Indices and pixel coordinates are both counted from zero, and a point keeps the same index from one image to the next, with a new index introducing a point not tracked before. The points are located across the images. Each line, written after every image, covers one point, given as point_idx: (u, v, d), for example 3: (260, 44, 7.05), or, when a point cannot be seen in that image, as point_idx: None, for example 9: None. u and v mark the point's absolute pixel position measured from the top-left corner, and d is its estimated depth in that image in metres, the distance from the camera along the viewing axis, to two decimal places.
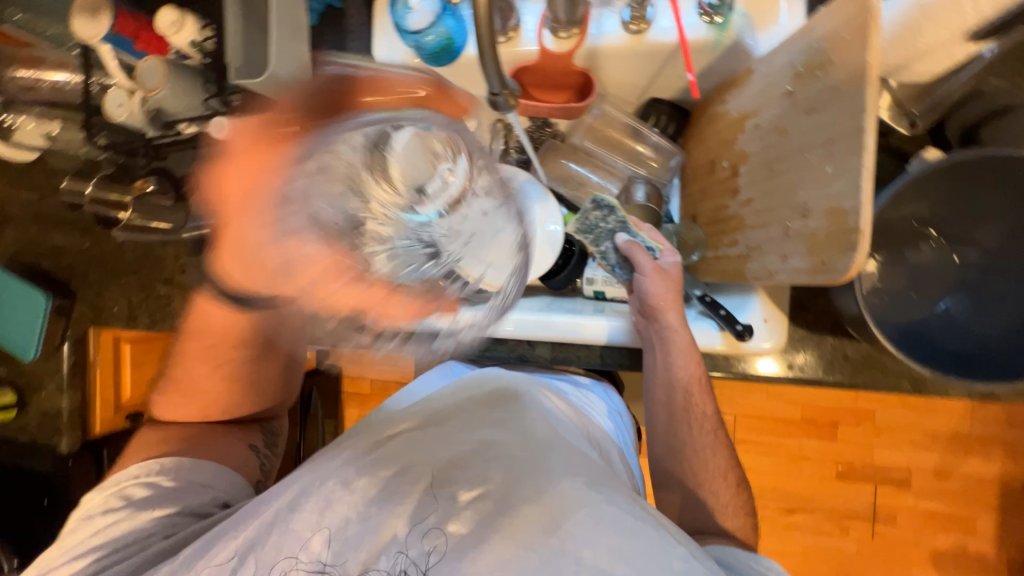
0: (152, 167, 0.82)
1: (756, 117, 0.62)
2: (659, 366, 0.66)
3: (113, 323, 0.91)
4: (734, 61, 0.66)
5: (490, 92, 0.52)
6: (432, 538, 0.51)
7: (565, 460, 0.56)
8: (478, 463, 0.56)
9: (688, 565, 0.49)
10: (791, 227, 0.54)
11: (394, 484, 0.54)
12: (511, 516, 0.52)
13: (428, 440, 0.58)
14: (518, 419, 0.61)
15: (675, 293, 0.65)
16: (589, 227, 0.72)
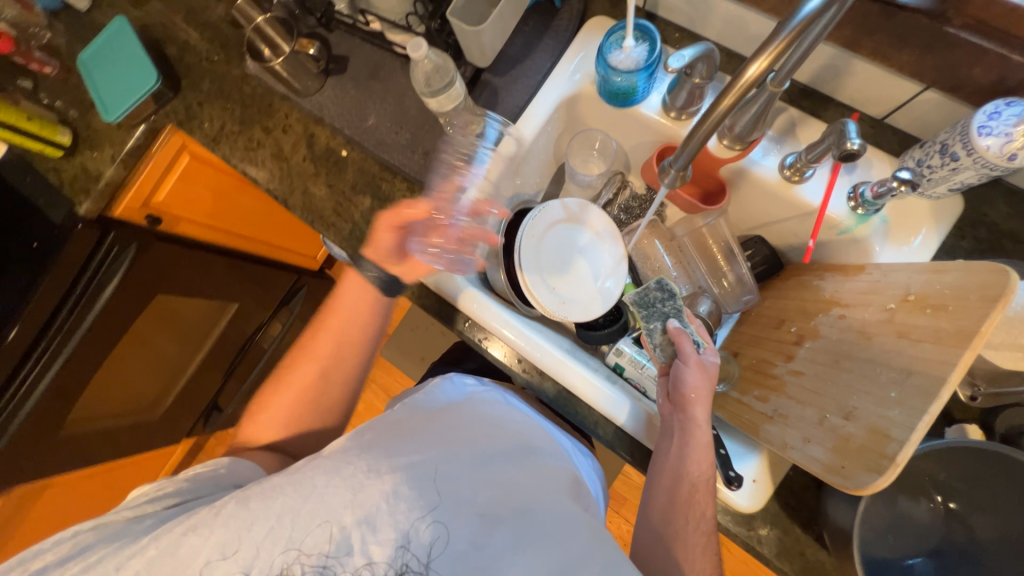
0: (316, 31, 0.86)
1: (845, 309, 0.65)
2: (674, 452, 0.65)
3: (196, 135, 0.92)
4: (851, 252, 0.70)
5: (669, 163, 0.58)
6: (433, 532, 0.57)
7: (575, 512, 0.63)
8: (485, 481, 0.63)
9: None
10: (828, 420, 0.56)
11: (406, 487, 0.59)
12: (528, 551, 0.58)
13: (449, 463, 0.63)
14: (538, 475, 0.66)
15: (707, 390, 0.66)
16: (646, 303, 0.76)
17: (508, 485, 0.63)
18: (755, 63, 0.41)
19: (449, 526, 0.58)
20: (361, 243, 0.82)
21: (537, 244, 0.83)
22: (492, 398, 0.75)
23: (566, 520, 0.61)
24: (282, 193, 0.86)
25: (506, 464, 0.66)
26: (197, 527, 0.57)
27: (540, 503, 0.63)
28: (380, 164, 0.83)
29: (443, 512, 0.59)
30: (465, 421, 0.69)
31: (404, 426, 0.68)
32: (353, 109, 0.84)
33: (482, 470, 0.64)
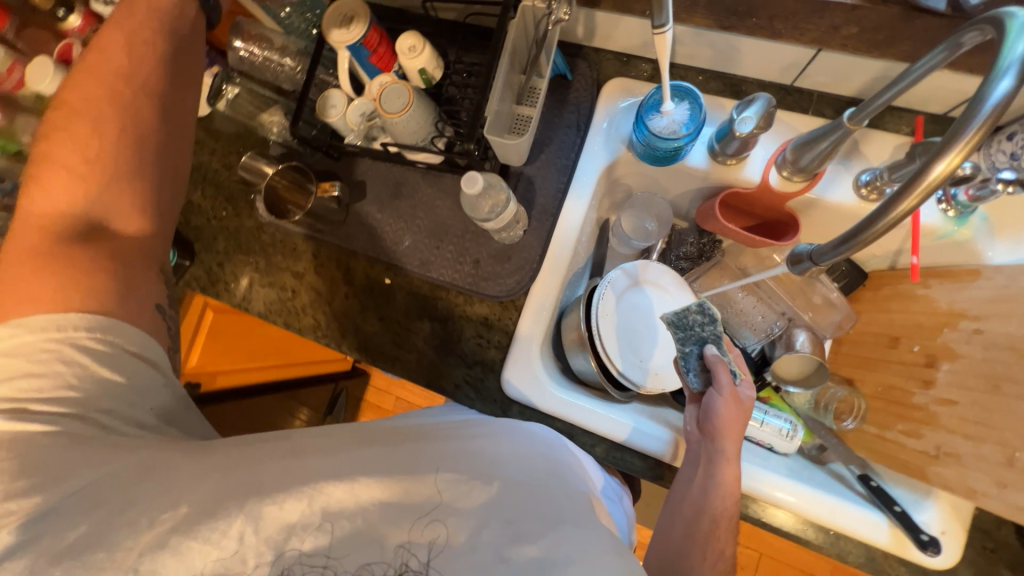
0: (326, 163, 0.83)
1: (978, 322, 0.60)
2: (698, 475, 0.58)
3: (224, 297, 0.87)
4: (954, 255, 0.66)
5: (808, 256, 0.47)
6: (432, 532, 0.45)
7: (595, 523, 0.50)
8: (499, 476, 0.51)
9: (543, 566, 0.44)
10: (1019, 459, 0.52)
11: (403, 483, 0.48)
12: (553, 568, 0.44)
13: (466, 477, 0.50)
14: (567, 492, 0.54)
15: (741, 424, 0.59)
16: (683, 324, 0.68)
17: (524, 486, 0.51)
18: (943, 163, 0.36)
19: (453, 525, 0.46)
20: (433, 371, 0.76)
21: (614, 321, 0.77)
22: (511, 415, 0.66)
23: (589, 537, 0.48)
24: (332, 337, 0.81)
25: (523, 476, 0.52)
26: (224, 503, 0.45)
27: (566, 514, 0.49)
28: (429, 283, 0.78)
29: (465, 515, 0.47)
30: (477, 429, 0.59)
31: (415, 436, 0.57)
32: (386, 233, 0.80)
33: (495, 482, 0.50)
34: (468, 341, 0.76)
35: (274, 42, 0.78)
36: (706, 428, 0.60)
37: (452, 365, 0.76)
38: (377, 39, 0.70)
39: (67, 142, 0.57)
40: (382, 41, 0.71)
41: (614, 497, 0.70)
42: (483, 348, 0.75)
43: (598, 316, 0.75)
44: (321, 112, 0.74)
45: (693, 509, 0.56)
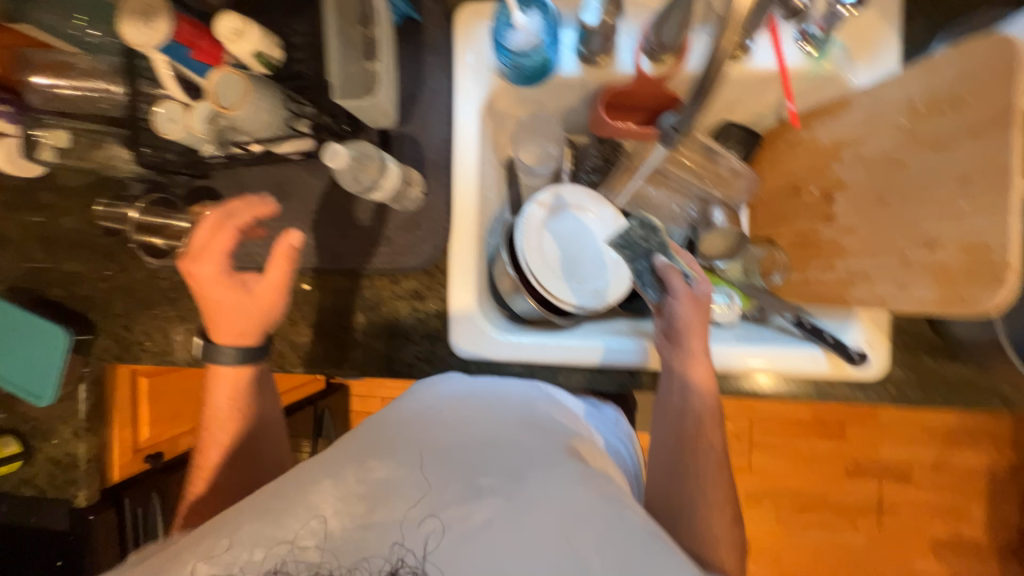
0: (193, 185, 0.76)
1: (857, 147, 0.63)
2: (671, 386, 0.67)
3: (144, 359, 0.81)
4: (826, 91, 0.68)
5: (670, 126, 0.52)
6: (429, 525, 0.46)
7: (590, 474, 0.53)
8: (496, 456, 0.53)
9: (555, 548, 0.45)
10: (911, 258, 0.56)
11: (399, 470, 0.50)
12: (518, 520, 0.46)
13: (435, 452, 0.52)
14: (540, 442, 0.57)
15: (701, 321, 0.65)
16: (628, 242, 0.71)
17: (521, 457, 0.53)
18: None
19: (451, 508, 0.47)
20: (382, 359, 0.75)
21: (542, 255, 0.77)
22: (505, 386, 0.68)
23: (584, 498, 0.49)
24: (270, 362, 0.77)
25: (486, 445, 0.54)
26: (259, 521, 0.47)
27: (540, 467, 0.52)
28: (349, 275, 0.75)
29: (450, 491, 0.48)
30: (472, 412, 0.60)
31: (395, 417, 0.60)
32: (286, 239, 0.75)
33: (494, 460, 0.52)
34: (407, 319, 0.74)
35: (78, 66, 0.68)
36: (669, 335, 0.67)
37: (399, 347, 0.74)
38: (192, 31, 0.63)
39: (225, 317, 0.66)
40: (201, 34, 0.64)
41: (606, 423, 0.77)
42: (422, 321, 0.74)
43: (525, 256, 0.75)
44: (161, 130, 0.65)
45: (678, 412, 0.66)
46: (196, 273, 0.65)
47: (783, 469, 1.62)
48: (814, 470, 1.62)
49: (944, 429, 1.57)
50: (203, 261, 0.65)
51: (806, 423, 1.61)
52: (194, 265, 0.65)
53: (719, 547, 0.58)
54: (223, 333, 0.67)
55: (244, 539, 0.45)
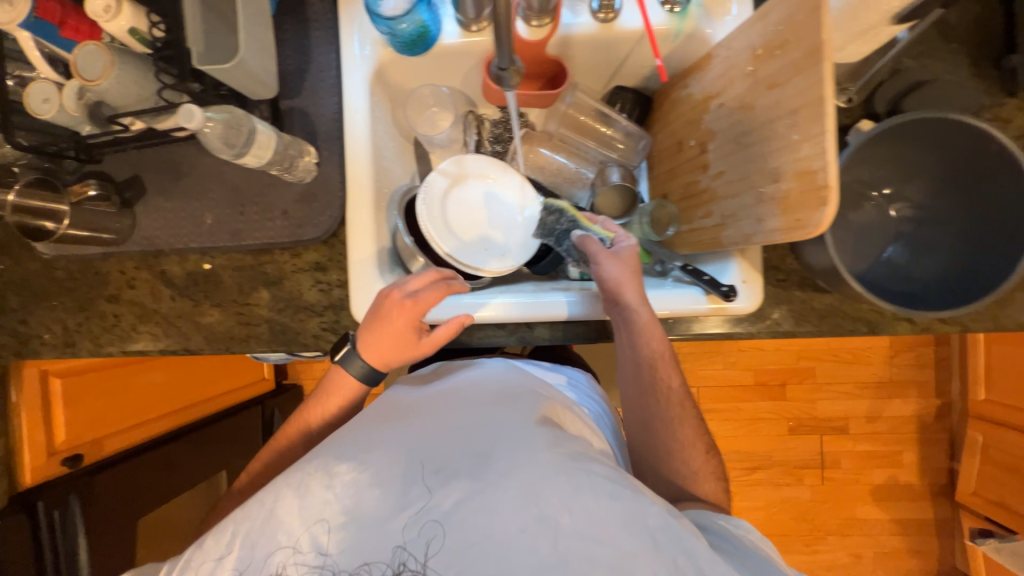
0: (84, 170, 0.75)
1: (720, 98, 0.67)
2: (627, 357, 0.69)
3: (44, 353, 0.79)
4: (694, 49, 0.72)
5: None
6: (428, 530, 0.49)
7: (548, 434, 0.55)
8: (457, 440, 0.56)
9: (530, 519, 0.48)
10: (764, 192, 0.60)
11: (368, 472, 0.53)
12: (485, 501, 0.49)
13: (396, 447, 0.55)
14: (502, 414, 0.59)
15: (630, 273, 0.67)
16: (548, 231, 0.80)
17: (482, 436, 0.56)
18: None
19: (430, 500, 0.51)
20: (288, 333, 0.75)
21: (444, 222, 0.80)
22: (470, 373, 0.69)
23: (546, 466, 0.51)
24: (176, 345, 0.77)
25: (448, 431, 0.57)
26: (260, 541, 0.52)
27: (502, 447, 0.53)
28: (250, 252, 0.75)
29: (423, 487, 0.52)
30: (432, 402, 0.62)
31: (367, 414, 0.63)
32: (183, 220, 0.75)
33: (459, 446, 0.55)
34: (311, 291, 0.75)
35: None
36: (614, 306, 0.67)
37: (305, 320, 0.75)
38: (58, 8, 0.61)
39: (398, 343, 0.68)
40: (70, 11, 0.63)
41: (582, 389, 0.79)
42: (326, 292, 0.74)
43: (427, 222, 0.78)
44: (32, 109, 0.63)
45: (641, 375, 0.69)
46: (407, 305, 0.66)
47: (730, 432, 1.68)
48: (760, 431, 1.68)
49: (875, 381, 1.66)
50: (421, 298, 0.66)
51: (749, 386, 1.68)
52: (410, 299, 0.66)
53: (697, 480, 0.68)
54: (369, 347, 0.68)
55: (243, 553, 0.51)
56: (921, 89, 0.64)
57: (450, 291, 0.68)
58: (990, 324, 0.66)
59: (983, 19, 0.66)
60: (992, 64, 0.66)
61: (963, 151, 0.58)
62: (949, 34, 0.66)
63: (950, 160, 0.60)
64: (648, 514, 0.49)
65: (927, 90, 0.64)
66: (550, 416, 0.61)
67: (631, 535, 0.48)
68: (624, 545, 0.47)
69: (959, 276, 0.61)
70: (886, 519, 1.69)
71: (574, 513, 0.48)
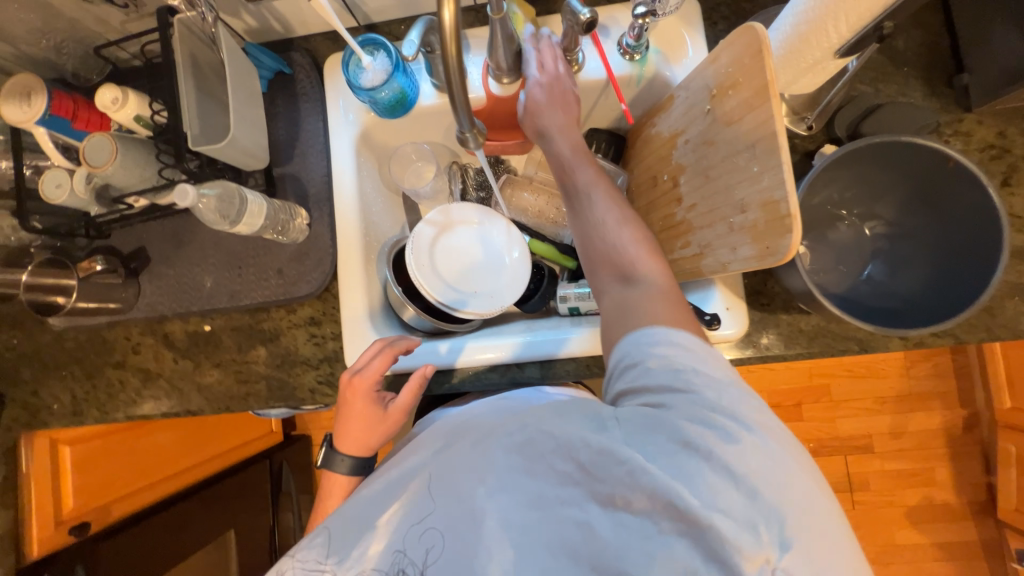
0: (93, 245, 0.79)
1: (685, 134, 0.70)
2: (581, 239, 0.67)
3: (53, 423, 0.81)
4: (657, 91, 0.77)
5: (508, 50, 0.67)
6: (427, 540, 0.51)
7: (453, 427, 0.59)
8: (394, 462, 0.60)
9: (457, 495, 0.51)
10: (734, 222, 0.61)
11: (332, 528, 0.56)
12: (424, 506, 0.52)
13: (357, 495, 0.57)
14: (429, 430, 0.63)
15: (562, 107, 0.69)
16: (542, 218, 0.92)
17: (410, 450, 0.60)
18: (445, 11, 0.42)
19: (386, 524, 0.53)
20: (285, 388, 0.76)
21: (433, 269, 0.83)
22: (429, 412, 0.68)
23: (452, 452, 0.55)
24: (178, 407, 0.78)
25: (394, 461, 0.59)
26: None
27: (422, 454, 0.57)
28: (248, 311, 0.78)
29: (378, 513, 0.54)
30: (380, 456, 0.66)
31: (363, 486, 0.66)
32: (184, 285, 0.78)
33: (396, 468, 0.58)
34: (306, 345, 0.77)
35: None
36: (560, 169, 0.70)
37: (301, 374, 0.76)
38: (71, 105, 0.68)
39: (368, 423, 0.69)
40: (82, 105, 0.69)
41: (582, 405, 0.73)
42: (321, 345, 0.76)
43: (415, 272, 0.80)
44: (47, 195, 0.68)
45: (604, 289, 0.62)
46: (357, 383, 0.67)
47: None
48: None
49: (895, 395, 1.61)
50: (368, 370, 0.67)
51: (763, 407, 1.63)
52: (357, 375, 0.67)
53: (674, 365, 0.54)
54: (347, 438, 0.69)
55: None
56: (878, 112, 0.67)
57: (392, 357, 0.69)
58: (984, 335, 0.65)
59: (930, 44, 0.69)
60: (945, 84, 0.69)
61: (924, 169, 0.59)
62: (897, 59, 0.69)
63: (913, 178, 0.61)
64: (535, 437, 0.49)
65: (883, 112, 0.66)
66: (479, 408, 0.61)
67: (537, 481, 0.49)
68: (534, 487, 0.48)
69: (941, 290, 0.61)
70: (928, 544, 1.59)
71: (486, 480, 0.50)
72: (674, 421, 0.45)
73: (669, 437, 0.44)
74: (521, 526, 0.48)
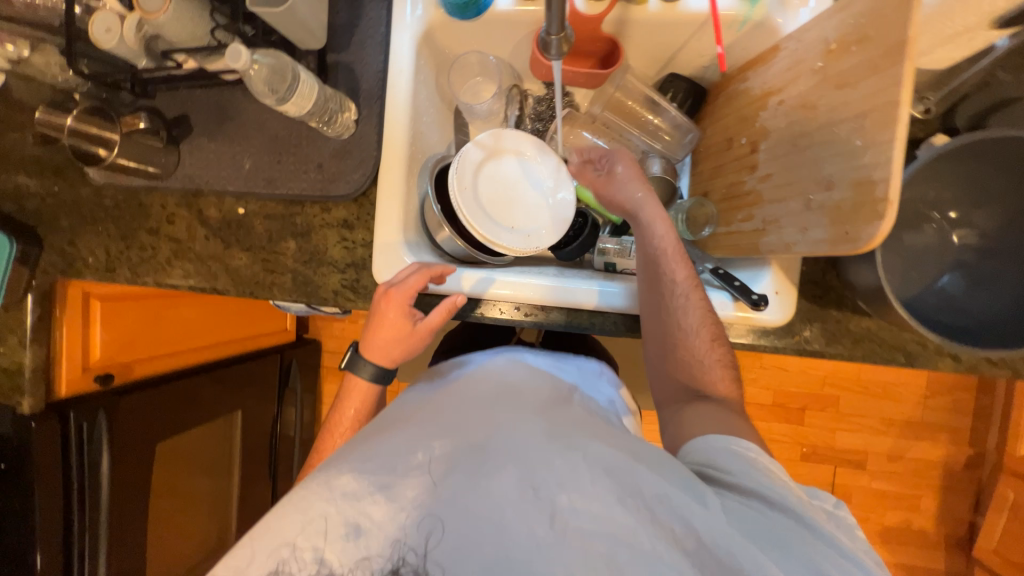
0: (138, 104, 0.77)
1: (781, 94, 0.63)
2: (655, 337, 0.66)
3: (87, 275, 0.83)
4: (760, 39, 0.68)
5: None
6: (457, 527, 0.44)
7: (535, 416, 0.54)
8: (461, 429, 0.53)
9: (535, 493, 0.46)
10: (813, 199, 0.56)
11: (378, 473, 0.47)
12: (488, 487, 0.46)
13: (406, 444, 0.51)
14: (504, 404, 0.57)
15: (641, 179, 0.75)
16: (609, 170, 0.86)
17: (481, 421, 0.54)
18: None
19: (439, 494, 0.46)
20: (309, 286, 0.76)
21: (475, 195, 0.78)
22: (487, 380, 0.63)
23: (536, 440, 0.50)
24: (206, 284, 0.79)
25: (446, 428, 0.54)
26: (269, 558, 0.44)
27: (496, 436, 0.51)
28: (283, 202, 0.76)
29: (431, 482, 0.47)
30: (435, 402, 0.60)
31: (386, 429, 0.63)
32: (223, 162, 0.76)
33: (465, 439, 0.51)
34: (335, 248, 0.75)
35: None
36: (655, 272, 0.66)
37: (327, 275, 0.76)
38: None
39: (392, 336, 0.68)
40: None
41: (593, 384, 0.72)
42: (350, 251, 0.75)
43: (457, 193, 0.76)
44: (95, 38, 0.64)
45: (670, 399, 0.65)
46: (391, 294, 0.67)
47: None
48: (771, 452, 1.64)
49: (901, 421, 1.59)
50: (405, 284, 0.68)
51: (768, 405, 1.63)
52: (393, 288, 0.68)
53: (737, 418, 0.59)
54: (373, 347, 0.68)
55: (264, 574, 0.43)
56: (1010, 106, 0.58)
57: (431, 276, 0.69)
58: None
59: None
60: None
61: None
62: None
63: None
64: (641, 484, 0.46)
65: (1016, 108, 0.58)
66: (552, 400, 0.59)
67: (626, 508, 0.44)
68: (623, 520, 0.44)
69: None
70: (892, 563, 1.62)
71: (569, 489, 0.46)
72: (806, 549, 0.43)
73: (806, 567, 0.42)
74: (592, 557, 0.42)
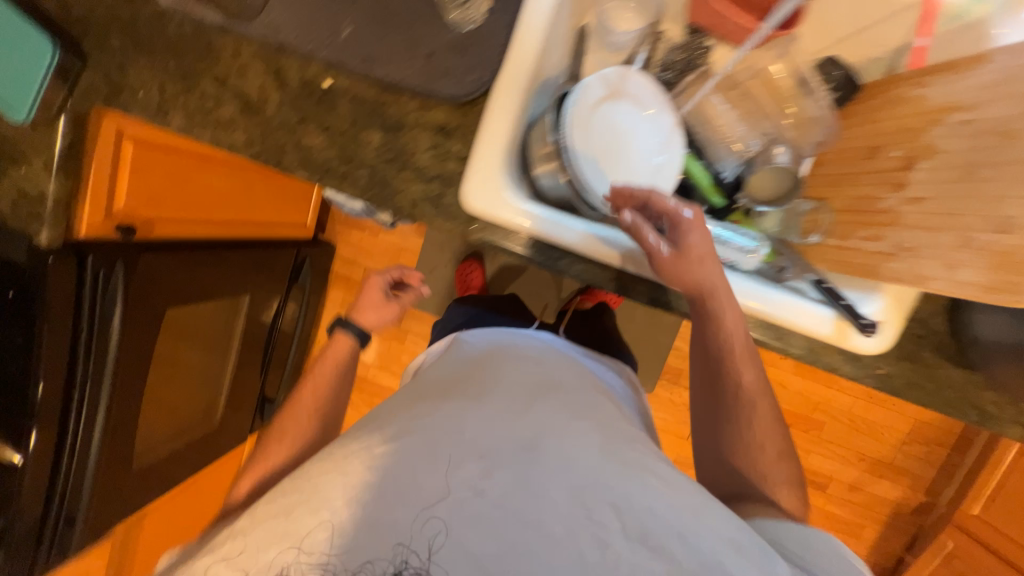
0: None
1: (966, 111, 0.54)
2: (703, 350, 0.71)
3: (133, 111, 0.73)
4: (965, 41, 0.65)
5: None
6: (484, 521, 0.56)
7: (554, 434, 0.62)
8: (486, 432, 0.62)
9: (551, 508, 0.56)
10: (975, 239, 0.51)
11: (410, 467, 0.58)
12: (512, 493, 0.56)
13: (437, 441, 0.61)
14: (525, 412, 0.65)
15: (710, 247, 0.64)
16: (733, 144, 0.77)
17: (505, 430, 0.62)
18: None
19: (467, 490, 0.57)
20: (385, 188, 0.69)
21: (585, 134, 0.70)
22: (514, 368, 0.76)
23: (554, 461, 0.59)
24: (268, 157, 0.71)
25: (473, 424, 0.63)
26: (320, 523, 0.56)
27: (519, 448, 0.60)
28: (376, 86, 0.67)
29: (458, 475, 0.58)
30: (464, 397, 0.69)
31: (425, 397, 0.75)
32: (318, 21, 0.66)
33: (488, 442, 0.61)
34: (424, 153, 0.67)
35: None
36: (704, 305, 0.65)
37: (407, 181, 0.68)
38: None
39: None
40: None
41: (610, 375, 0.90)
42: (439, 161, 0.68)
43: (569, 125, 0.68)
44: None
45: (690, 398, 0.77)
46: None
47: None
48: None
49: (873, 457, 1.67)
50: None
51: None
52: None
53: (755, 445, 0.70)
54: None
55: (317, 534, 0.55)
56: None
57: None
58: None
59: None
60: None
61: None
62: None
63: None
64: (645, 515, 0.56)
65: None
66: (568, 411, 0.67)
67: (623, 534, 0.55)
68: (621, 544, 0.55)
69: None
70: None
71: (582, 510, 0.56)
72: None
73: None
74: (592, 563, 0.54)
